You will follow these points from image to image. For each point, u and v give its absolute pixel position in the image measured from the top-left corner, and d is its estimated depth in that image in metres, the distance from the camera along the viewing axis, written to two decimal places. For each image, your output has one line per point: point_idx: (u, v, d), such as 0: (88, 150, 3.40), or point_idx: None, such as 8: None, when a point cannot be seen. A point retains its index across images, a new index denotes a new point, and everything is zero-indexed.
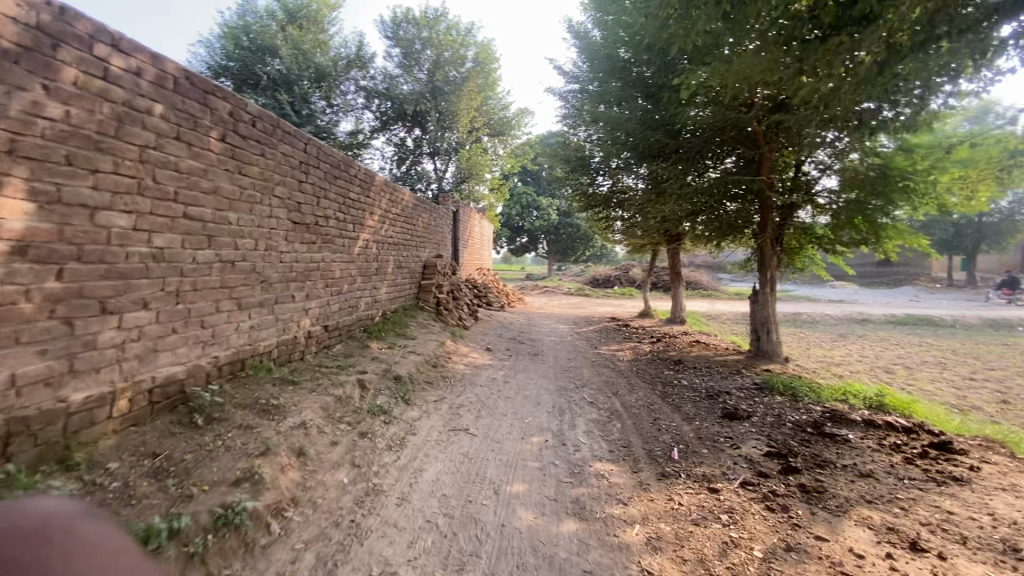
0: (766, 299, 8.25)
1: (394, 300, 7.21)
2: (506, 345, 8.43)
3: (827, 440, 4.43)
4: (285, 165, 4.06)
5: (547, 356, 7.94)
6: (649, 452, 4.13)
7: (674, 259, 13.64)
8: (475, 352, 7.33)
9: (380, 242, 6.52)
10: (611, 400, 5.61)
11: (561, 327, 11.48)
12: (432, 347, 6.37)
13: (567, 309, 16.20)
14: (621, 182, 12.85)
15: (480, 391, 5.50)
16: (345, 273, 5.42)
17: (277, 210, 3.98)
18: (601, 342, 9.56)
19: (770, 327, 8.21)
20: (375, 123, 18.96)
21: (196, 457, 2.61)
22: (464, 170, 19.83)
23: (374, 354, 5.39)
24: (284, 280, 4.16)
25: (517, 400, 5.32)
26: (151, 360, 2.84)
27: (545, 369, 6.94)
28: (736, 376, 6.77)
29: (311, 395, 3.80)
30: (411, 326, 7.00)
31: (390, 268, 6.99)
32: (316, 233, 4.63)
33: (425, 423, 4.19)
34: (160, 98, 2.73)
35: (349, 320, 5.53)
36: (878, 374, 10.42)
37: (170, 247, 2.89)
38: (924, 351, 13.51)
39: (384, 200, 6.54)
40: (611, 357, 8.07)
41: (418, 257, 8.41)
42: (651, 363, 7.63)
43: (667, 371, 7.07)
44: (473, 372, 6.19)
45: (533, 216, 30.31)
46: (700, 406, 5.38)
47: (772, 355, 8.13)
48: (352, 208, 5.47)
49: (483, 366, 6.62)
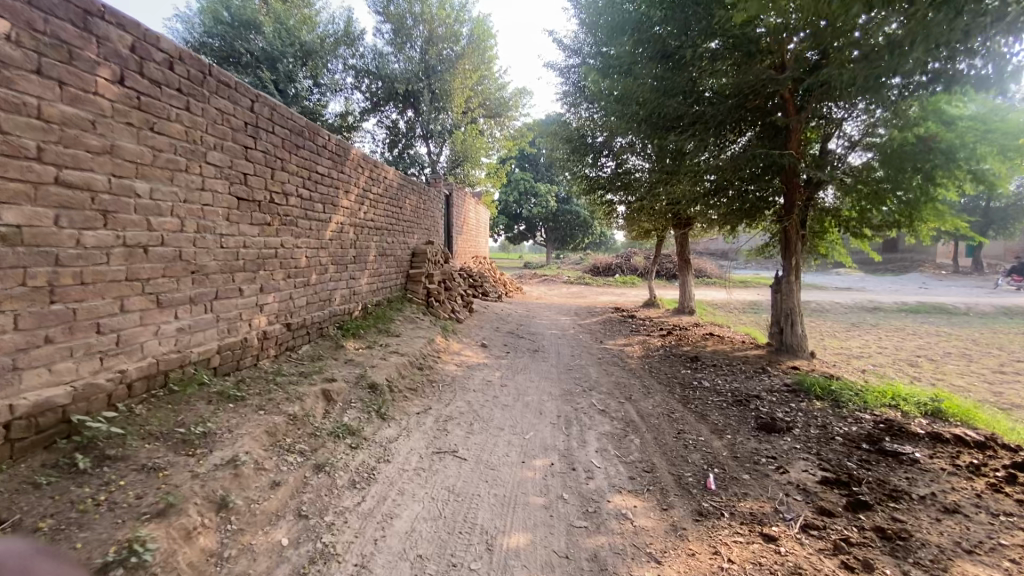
0: (790, 288, 7.48)
1: (377, 292, 6.40)
2: (503, 340, 7.65)
3: (890, 460, 3.65)
4: (225, 126, 3.23)
5: (549, 352, 7.16)
6: (678, 480, 3.36)
7: (681, 245, 12.82)
8: (468, 350, 6.55)
9: (359, 226, 5.72)
10: (625, 408, 4.82)
11: (563, 318, 10.70)
12: (419, 345, 5.57)
13: (567, 299, 15.41)
14: (626, 163, 12.05)
15: (472, 398, 4.71)
16: (313, 262, 4.61)
17: (214, 181, 3.16)
18: (607, 336, 8.79)
19: (794, 319, 7.44)
20: (366, 104, 18.03)
21: (58, 523, 1.82)
22: (458, 154, 18.94)
23: (348, 357, 4.58)
24: (226, 270, 3.36)
25: (515, 410, 4.53)
26: (8, 382, 2.04)
27: (546, 369, 6.15)
28: (762, 376, 5.99)
29: (256, 415, 3.01)
30: (394, 322, 6.18)
31: (373, 255, 6.18)
32: (271, 212, 3.82)
33: (403, 445, 3.41)
34: (2, 10, 1.93)
35: (320, 316, 4.74)
36: (903, 368, 9.67)
37: (32, 224, 2.10)
38: (945, 341, 12.74)
39: (362, 179, 5.72)
40: (619, 353, 7.28)
41: (405, 243, 7.59)
42: (666, 361, 6.85)
43: (685, 371, 6.29)
44: (465, 375, 5.39)
45: (531, 203, 29.37)
46: (730, 415, 4.61)
47: (797, 349, 7.36)
48: (320, 184, 4.64)
49: (476, 366, 5.82)
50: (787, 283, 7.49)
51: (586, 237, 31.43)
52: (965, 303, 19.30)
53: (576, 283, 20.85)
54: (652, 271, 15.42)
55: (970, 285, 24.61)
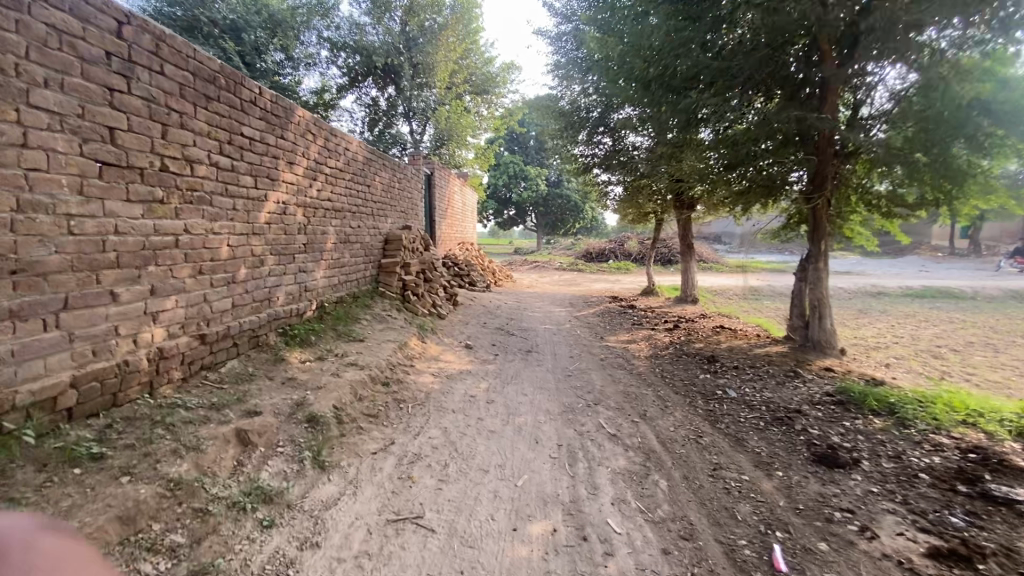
0: (820, 276, 6.45)
1: (338, 287, 5.38)
2: (491, 338, 6.67)
3: (1008, 514, 2.69)
4: (67, 53, 2.19)
5: (544, 353, 6.18)
6: (731, 556, 2.40)
7: (683, 229, 11.87)
8: (448, 353, 5.54)
9: (313, 205, 4.69)
10: (641, 432, 3.84)
11: (556, 310, 9.73)
12: (386, 352, 4.54)
13: (560, 287, 14.43)
14: (625, 138, 11.02)
15: (449, 423, 3.71)
16: (240, 253, 3.59)
17: (46, 135, 2.12)
18: (607, 330, 7.84)
19: (823, 312, 6.43)
20: (342, 79, 16.71)
21: None
22: (443, 132, 17.78)
23: (288, 376, 3.55)
24: (83, 267, 2.32)
25: (503, 439, 3.55)
26: None
27: (541, 376, 5.16)
28: (797, 383, 5.04)
29: (111, 487, 1.98)
30: (358, 324, 5.14)
31: (331, 240, 5.16)
32: (164, 184, 2.79)
33: (343, 512, 2.41)
34: None
35: (253, 322, 3.73)
36: (929, 361, 8.82)
37: None
38: (964, 329, 11.90)
39: (314, 148, 4.68)
40: (625, 353, 6.31)
41: (375, 228, 6.53)
42: (680, 362, 5.89)
43: (704, 375, 5.34)
44: (442, 389, 4.39)
45: (521, 187, 28.21)
46: (774, 441, 3.66)
47: (825, 346, 6.40)
48: (247, 150, 3.58)
49: (458, 376, 4.81)
50: (816, 270, 6.47)
51: (578, 221, 30.48)
52: (970, 286, 18.62)
53: (568, 270, 19.85)
54: (650, 256, 14.43)
55: (971, 267, 23.95)
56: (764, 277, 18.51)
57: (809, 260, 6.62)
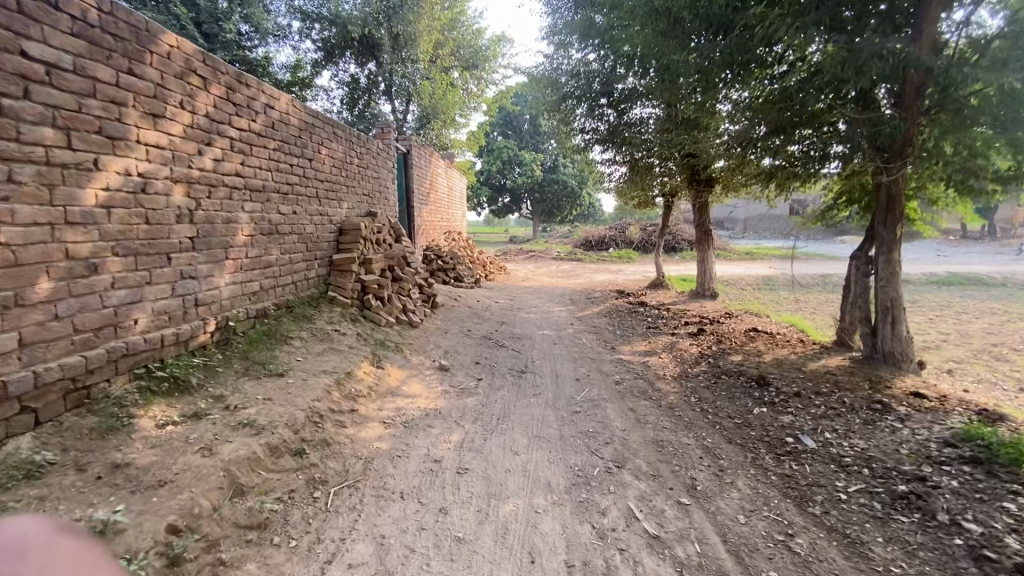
0: (891, 270, 4.93)
1: (260, 296, 3.94)
2: (474, 353, 5.25)
3: None
4: None
5: (543, 374, 4.76)
6: None
7: (698, 214, 10.41)
8: (412, 382, 4.11)
9: (205, 181, 3.25)
10: (698, 529, 2.44)
11: (556, 309, 8.31)
12: (308, 396, 3.09)
13: (557, 279, 12.98)
14: (631, 110, 9.58)
15: (387, 529, 2.28)
16: (33, 254, 2.17)
17: None
18: (619, 337, 6.44)
19: (896, 315, 4.95)
20: (318, 54, 14.99)
21: None
22: (428, 111, 16.33)
23: (114, 464, 2.11)
24: None
25: (475, 560, 2.13)
26: None
27: (540, 415, 3.75)
28: (894, 422, 3.60)
29: None
30: (282, 350, 3.69)
31: (244, 232, 3.71)
32: None
33: None
34: None
35: (72, 367, 2.31)
36: (997, 365, 7.44)
37: None
38: (1013, 322, 10.50)
39: (202, 97, 3.21)
40: (645, 373, 4.89)
41: (323, 216, 5.05)
42: (722, 387, 4.43)
43: (760, 410, 3.90)
44: (391, 450, 2.96)
45: (516, 173, 26.69)
46: (916, 552, 2.25)
47: (899, 360, 4.93)
48: (36, 83, 2.16)
49: (418, 422, 3.38)
50: (886, 263, 4.94)
51: (574, 209, 29.00)
52: (998, 272, 17.27)
53: (567, 259, 18.48)
54: (660, 244, 12.89)
55: (989, 249, 22.60)
56: (778, 265, 17.10)
57: (877, 251, 5.06)
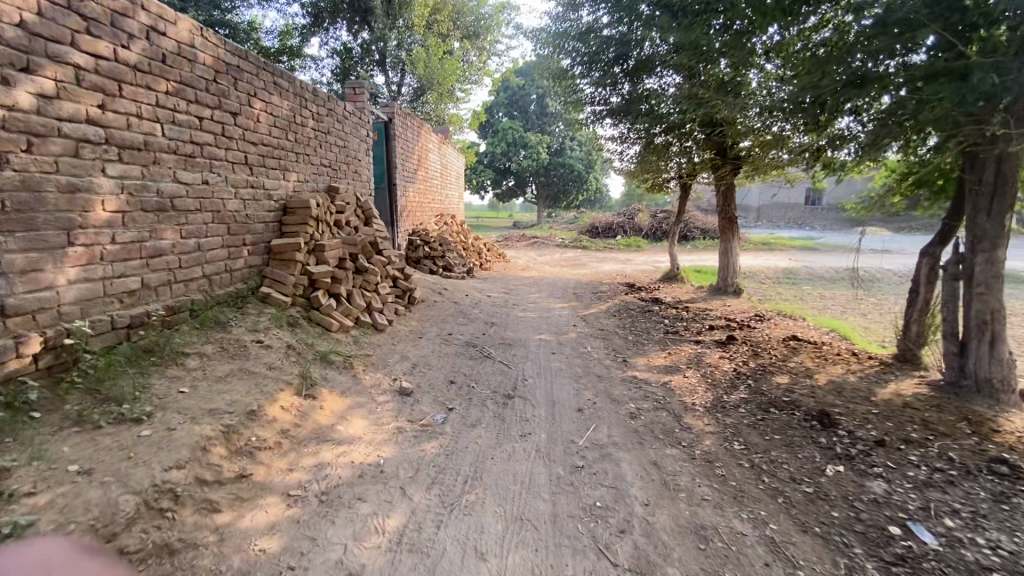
0: (991, 273, 3.77)
1: (140, 297, 2.82)
2: (451, 367, 4.15)
3: None
4: None
5: (536, 400, 3.66)
6: None
7: (721, 199, 9.22)
8: (356, 416, 3.02)
9: (16, 125, 2.13)
10: None
11: (557, 306, 7.20)
12: (161, 461, 1.99)
13: (561, 269, 11.84)
14: (647, 79, 8.33)
15: None
16: None
17: None
18: (632, 345, 5.33)
19: (996, 331, 3.80)
20: (306, 19, 13.72)
21: None
22: (425, 83, 15.05)
23: None
24: None
25: None
26: None
27: (526, 473, 2.64)
28: None
29: None
30: (160, 378, 2.58)
31: (109, 207, 2.60)
32: None
33: None
34: None
35: None
36: None
37: None
38: None
39: None
40: (668, 400, 3.79)
41: (255, 191, 3.91)
42: (773, 429, 3.30)
43: (836, 471, 2.77)
44: (282, 556, 1.87)
45: (520, 155, 25.32)
46: None
47: (996, 389, 3.79)
48: None
49: (342, 494, 2.28)
50: (984, 264, 3.78)
51: (581, 194, 27.72)
52: None
53: (572, 246, 17.31)
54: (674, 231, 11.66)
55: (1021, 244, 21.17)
56: (799, 256, 15.87)
57: (970, 248, 3.89)
